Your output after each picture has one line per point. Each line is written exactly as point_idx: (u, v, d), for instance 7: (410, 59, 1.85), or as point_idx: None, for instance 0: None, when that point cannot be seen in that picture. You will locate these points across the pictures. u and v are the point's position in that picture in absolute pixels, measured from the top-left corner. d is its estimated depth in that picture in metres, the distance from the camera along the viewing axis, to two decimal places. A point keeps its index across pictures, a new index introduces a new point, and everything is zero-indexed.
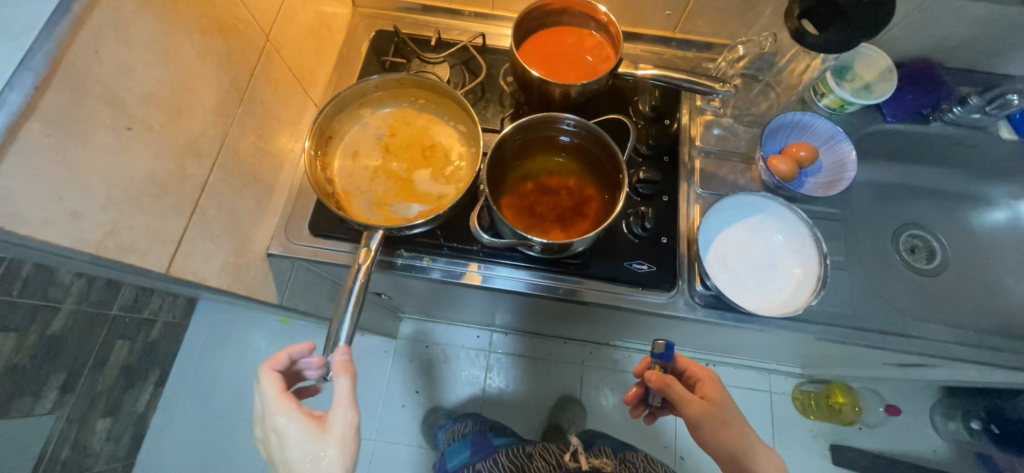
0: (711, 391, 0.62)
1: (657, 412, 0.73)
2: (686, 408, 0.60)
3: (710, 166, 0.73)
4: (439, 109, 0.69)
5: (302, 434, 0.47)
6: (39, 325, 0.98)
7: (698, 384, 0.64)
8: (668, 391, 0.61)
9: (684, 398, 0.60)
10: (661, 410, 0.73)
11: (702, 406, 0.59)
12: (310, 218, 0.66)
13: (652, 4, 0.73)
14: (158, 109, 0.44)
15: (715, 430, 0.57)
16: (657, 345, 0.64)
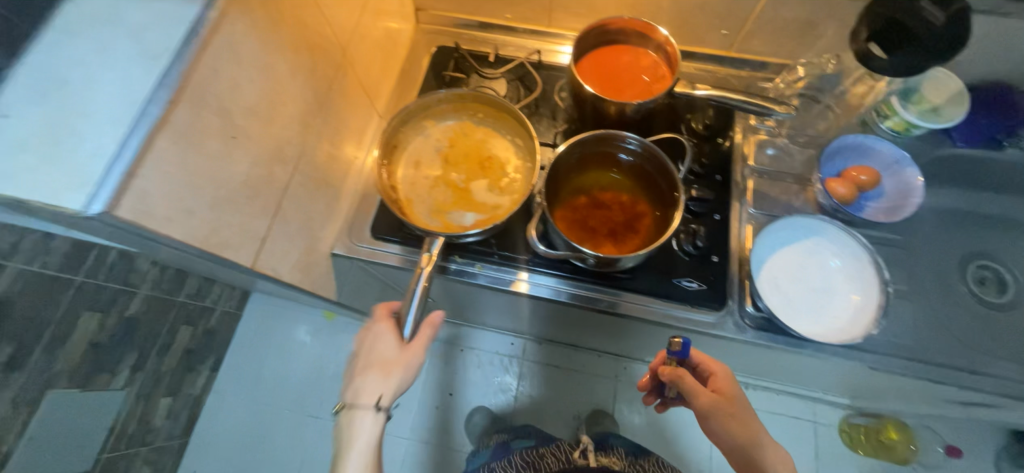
0: (724, 386, 0.60)
1: (669, 402, 0.73)
2: (696, 401, 0.59)
3: (763, 186, 0.73)
4: (496, 123, 0.72)
5: (388, 342, 0.55)
6: (119, 307, 1.08)
7: (711, 379, 0.62)
8: (679, 385, 0.60)
9: (695, 391, 0.59)
10: (674, 400, 0.73)
11: (712, 398, 0.58)
12: (372, 222, 0.70)
13: (709, 23, 0.73)
14: (257, 119, 0.49)
15: (725, 422, 0.57)
16: (671, 341, 0.61)
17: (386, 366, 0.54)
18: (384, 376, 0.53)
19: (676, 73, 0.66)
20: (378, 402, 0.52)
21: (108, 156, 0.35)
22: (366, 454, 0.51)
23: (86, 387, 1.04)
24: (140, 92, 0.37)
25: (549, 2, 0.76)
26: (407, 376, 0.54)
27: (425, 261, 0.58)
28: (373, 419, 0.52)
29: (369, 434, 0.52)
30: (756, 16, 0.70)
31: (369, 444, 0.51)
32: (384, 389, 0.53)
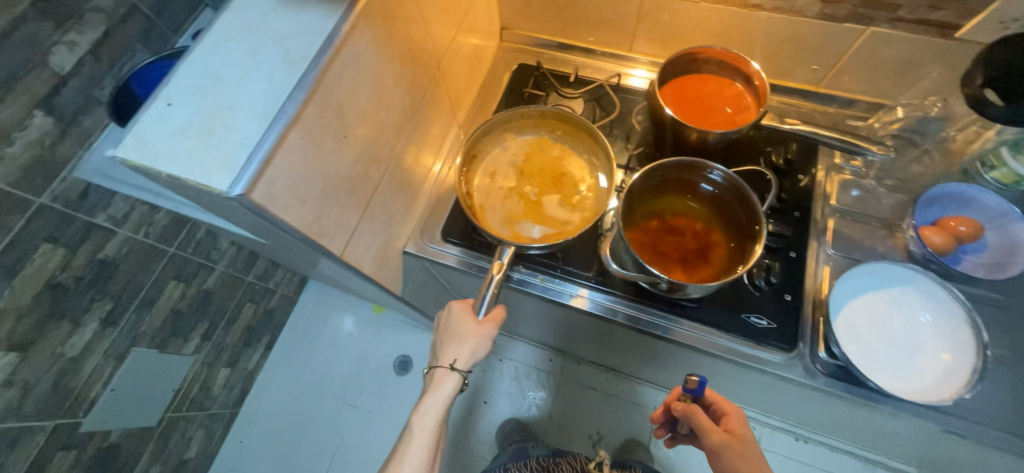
0: (737, 426, 0.57)
1: (680, 438, 0.70)
2: (705, 438, 0.55)
3: (844, 227, 0.70)
4: (573, 141, 0.74)
5: (465, 316, 0.60)
6: (200, 280, 1.16)
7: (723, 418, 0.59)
8: (690, 421, 0.57)
9: (705, 427, 0.56)
10: (686, 438, 0.70)
11: (723, 437, 0.54)
12: (444, 225, 0.74)
13: (799, 57, 0.72)
14: (364, 121, 0.53)
15: (734, 463, 0.52)
16: (687, 378, 0.60)
17: (462, 336, 0.59)
18: (460, 344, 0.59)
19: (763, 105, 0.66)
20: (454, 364, 0.59)
21: (251, 145, 0.40)
22: (440, 406, 0.60)
23: (163, 349, 1.12)
24: (281, 91, 0.42)
25: (633, 28, 0.78)
26: (481, 348, 0.59)
27: (495, 270, 0.60)
28: (449, 379, 0.59)
29: (445, 391, 0.59)
30: (853, 53, 0.68)
31: (444, 399, 0.59)
32: (459, 355, 0.58)
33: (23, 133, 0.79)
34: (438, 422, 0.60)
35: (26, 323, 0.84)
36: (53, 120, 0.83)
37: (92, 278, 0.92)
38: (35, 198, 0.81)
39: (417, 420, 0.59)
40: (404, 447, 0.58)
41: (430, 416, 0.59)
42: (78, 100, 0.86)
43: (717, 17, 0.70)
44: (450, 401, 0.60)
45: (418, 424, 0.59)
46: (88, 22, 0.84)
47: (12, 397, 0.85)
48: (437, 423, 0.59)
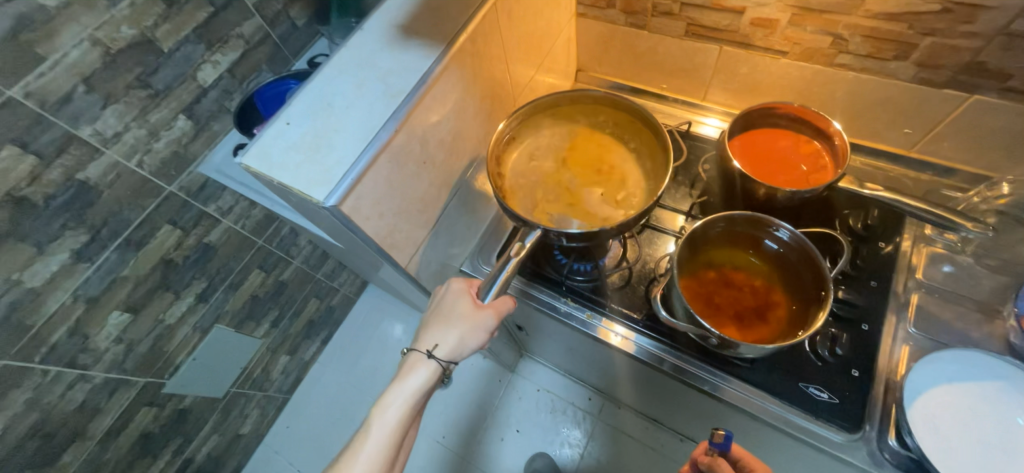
0: None
1: None
2: None
3: (930, 305, 0.64)
4: (623, 134, 0.71)
5: (464, 300, 0.57)
6: (278, 271, 1.30)
7: None
8: None
9: None
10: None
11: None
12: (500, 248, 0.76)
13: (889, 120, 0.69)
14: (443, 151, 0.59)
15: None
16: (714, 432, 0.57)
17: (453, 319, 0.56)
18: (447, 328, 0.56)
19: (841, 166, 0.63)
20: (434, 349, 0.55)
21: (346, 166, 0.47)
22: (408, 398, 0.56)
23: (239, 329, 1.26)
24: (379, 119, 0.49)
25: (709, 78, 0.79)
26: (470, 336, 0.55)
27: (515, 253, 0.57)
28: (426, 367, 0.56)
29: (420, 380, 0.56)
30: (952, 119, 0.63)
31: (418, 387, 0.56)
32: (442, 341, 0.55)
33: (168, 133, 0.95)
34: (403, 417, 0.56)
35: (140, 291, 0.99)
36: (191, 123, 0.98)
37: (195, 258, 1.07)
38: (166, 186, 0.97)
39: (378, 414, 0.55)
40: (360, 440, 0.55)
41: (393, 411, 0.55)
42: (213, 108, 1.02)
43: (800, 73, 0.69)
44: (422, 393, 0.56)
45: (379, 418, 0.55)
46: (231, 45, 1.00)
47: (117, 352, 1.00)
48: (399, 419, 0.55)
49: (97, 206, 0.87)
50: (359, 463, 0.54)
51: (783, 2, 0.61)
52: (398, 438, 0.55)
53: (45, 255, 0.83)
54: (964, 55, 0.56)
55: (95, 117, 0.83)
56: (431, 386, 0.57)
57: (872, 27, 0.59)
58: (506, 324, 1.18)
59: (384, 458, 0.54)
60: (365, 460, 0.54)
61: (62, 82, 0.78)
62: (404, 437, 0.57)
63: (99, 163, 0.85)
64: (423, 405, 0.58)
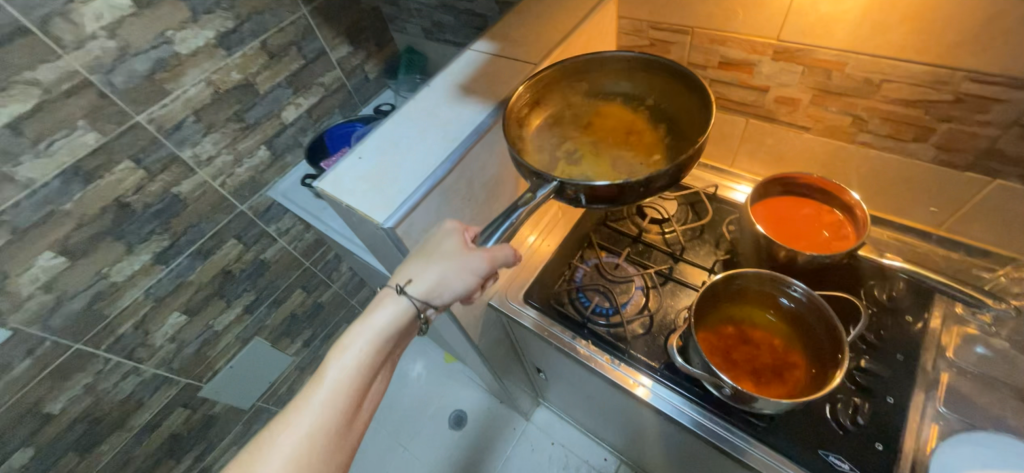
0: None
1: None
2: None
3: (962, 385, 0.62)
4: (661, 99, 0.64)
5: (454, 240, 0.54)
6: (317, 294, 1.39)
7: None
8: None
9: None
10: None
11: None
12: (528, 288, 0.83)
13: (913, 198, 0.71)
14: (485, 193, 0.67)
15: None
16: None
17: (439, 255, 0.53)
18: (428, 265, 0.52)
19: (862, 235, 0.66)
20: (409, 283, 0.51)
21: (404, 196, 0.55)
22: (372, 340, 0.51)
23: (275, 344, 1.34)
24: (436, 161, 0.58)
25: (736, 147, 0.85)
26: (453, 275, 0.52)
27: (527, 202, 0.52)
28: (396, 304, 0.52)
29: (390, 318, 0.51)
30: (977, 201, 0.65)
31: (386, 325, 0.51)
32: (419, 276, 0.52)
33: (250, 160, 1.09)
34: (365, 359, 0.50)
35: (199, 296, 1.10)
36: (270, 153, 1.13)
37: (250, 272, 1.18)
38: (239, 205, 1.10)
39: (336, 357, 0.50)
40: (313, 386, 0.49)
41: (354, 354, 0.50)
42: (289, 142, 1.16)
43: (823, 148, 0.74)
44: (388, 332, 0.51)
45: (337, 360, 0.50)
46: (313, 91, 1.16)
47: (169, 351, 1.10)
48: (360, 364, 0.50)
49: (180, 217, 1.00)
50: (310, 410, 0.47)
51: (804, 84, 0.68)
52: (359, 384, 0.50)
53: (132, 254, 0.94)
54: (982, 142, 0.59)
55: (197, 142, 0.97)
56: (403, 328, 0.52)
57: (890, 112, 0.63)
58: (526, 366, 1.20)
59: (343, 406, 0.49)
60: (319, 405, 0.48)
61: (177, 113, 0.92)
62: (368, 386, 0.51)
63: (191, 180, 0.99)
64: (390, 351, 0.53)
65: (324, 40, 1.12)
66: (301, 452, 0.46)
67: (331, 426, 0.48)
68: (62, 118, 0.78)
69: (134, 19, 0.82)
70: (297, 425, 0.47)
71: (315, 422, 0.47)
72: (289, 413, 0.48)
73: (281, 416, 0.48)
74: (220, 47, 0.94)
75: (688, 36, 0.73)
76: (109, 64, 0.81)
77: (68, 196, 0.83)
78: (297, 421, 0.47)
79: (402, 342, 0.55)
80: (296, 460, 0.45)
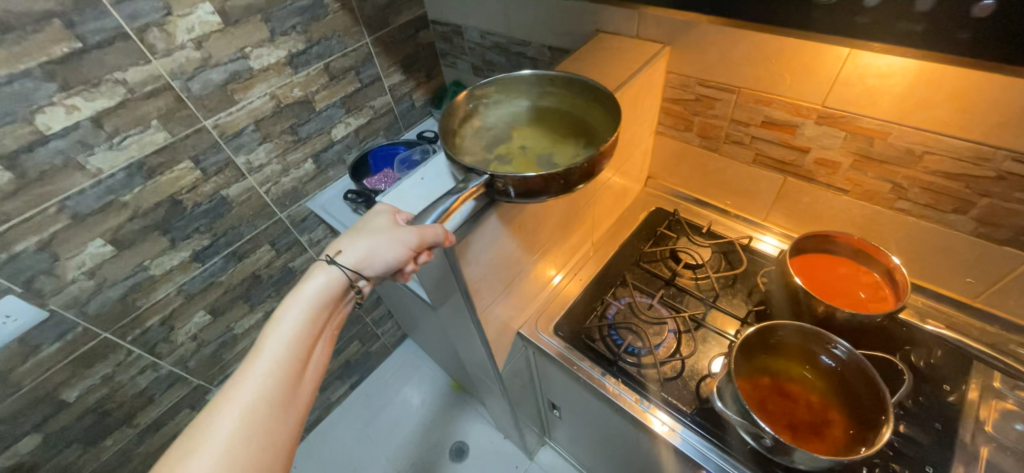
0: None
1: None
2: None
3: (1005, 463, 0.60)
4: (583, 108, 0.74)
5: (386, 220, 0.58)
6: None
7: None
8: None
9: None
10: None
11: None
12: (558, 320, 0.85)
13: (950, 268, 0.72)
14: (531, 219, 0.71)
15: None
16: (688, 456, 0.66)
17: (367, 230, 0.57)
18: (358, 239, 0.56)
19: (901, 300, 0.67)
20: (336, 255, 0.56)
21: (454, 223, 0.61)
22: (304, 310, 0.54)
23: None
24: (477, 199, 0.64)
25: (769, 203, 0.88)
26: (377, 246, 0.55)
27: (460, 190, 0.57)
28: (326, 273, 0.55)
29: (320, 288, 0.55)
30: (1014, 275, 0.66)
31: (321, 294, 0.55)
32: (347, 248, 0.56)
33: (296, 171, 1.13)
34: (301, 328, 0.53)
35: (226, 297, 1.12)
36: (315, 167, 1.17)
37: (277, 278, 1.21)
38: (279, 212, 1.14)
39: (271, 331, 0.53)
40: (249, 364, 0.50)
41: (289, 326, 0.53)
42: (334, 159, 1.21)
43: (860, 211, 0.76)
44: (320, 298, 0.55)
45: (274, 333, 0.53)
46: (363, 112, 1.22)
47: (188, 349, 1.10)
48: (295, 334, 0.53)
49: (224, 218, 1.03)
50: (248, 385, 0.49)
51: (844, 148, 0.71)
52: (297, 353, 0.52)
53: (173, 249, 0.97)
54: (1020, 219, 0.61)
55: (252, 150, 1.02)
56: (334, 298, 0.56)
57: (930, 182, 0.66)
58: (540, 401, 1.19)
59: (283, 376, 0.51)
60: (258, 378, 0.49)
61: (240, 121, 0.97)
62: (307, 357, 0.53)
63: (240, 184, 1.03)
64: (327, 320, 0.56)
65: (380, 67, 1.19)
66: (244, 425, 0.47)
67: (274, 395, 0.49)
68: (139, 116, 0.83)
69: (220, 35, 0.88)
70: (237, 400, 0.48)
71: (256, 393, 0.49)
72: (224, 391, 0.48)
73: (218, 396, 0.48)
74: (289, 65, 1.01)
75: (733, 94, 0.77)
76: (190, 71, 0.87)
77: (129, 188, 0.86)
78: (234, 397, 0.48)
79: (340, 314, 0.58)
80: (240, 433, 0.46)
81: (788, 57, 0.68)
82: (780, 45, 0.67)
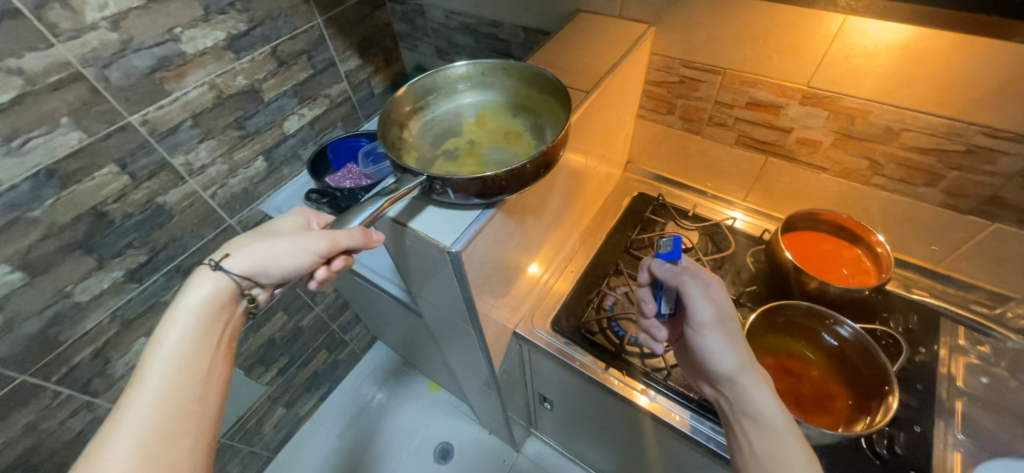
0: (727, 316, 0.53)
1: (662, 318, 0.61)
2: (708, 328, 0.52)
3: (978, 414, 0.66)
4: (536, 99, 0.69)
5: (299, 223, 0.55)
6: (298, 317, 1.32)
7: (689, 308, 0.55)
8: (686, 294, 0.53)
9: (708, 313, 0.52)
10: (692, 325, 0.53)
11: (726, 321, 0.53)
12: (554, 315, 0.83)
13: (918, 237, 0.77)
14: (528, 214, 0.67)
15: (728, 336, 0.52)
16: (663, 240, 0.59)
17: (274, 234, 0.53)
18: (259, 242, 0.52)
19: (883, 272, 0.71)
20: (228, 259, 0.51)
21: (457, 234, 0.55)
22: (190, 324, 0.49)
23: (247, 372, 1.24)
24: (413, 197, 0.60)
25: (751, 183, 0.90)
26: (280, 251, 0.51)
27: (390, 192, 0.52)
28: (212, 281, 0.50)
29: (206, 298, 0.50)
30: (976, 242, 0.71)
31: (211, 303, 0.50)
32: (244, 251, 0.51)
33: (245, 171, 1.00)
34: (189, 343, 0.48)
35: None
36: (267, 165, 1.05)
37: None
38: (228, 218, 1.01)
39: (152, 354, 0.47)
40: (129, 394, 0.44)
41: (172, 345, 0.47)
42: (288, 155, 1.09)
43: (836, 188, 0.80)
44: (209, 307, 0.50)
45: (156, 356, 0.47)
46: (318, 102, 1.10)
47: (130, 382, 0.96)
48: (181, 352, 0.47)
49: (163, 229, 0.89)
50: (133, 417, 0.43)
51: (826, 127, 0.73)
52: (190, 372, 0.47)
53: (101, 270, 0.82)
54: (986, 189, 0.65)
55: (191, 149, 0.88)
56: (223, 305, 0.51)
57: (906, 158, 0.69)
58: (529, 395, 1.17)
59: (178, 401, 0.45)
60: (145, 406, 0.44)
61: (174, 116, 0.84)
62: (205, 376, 0.48)
63: (179, 189, 0.89)
64: (223, 328, 0.51)
65: (334, 51, 1.08)
66: (139, 459, 0.41)
67: (169, 419, 0.44)
68: (43, 113, 0.68)
69: (142, 13, 0.74)
70: (124, 438, 0.42)
71: (145, 422, 0.43)
72: (104, 430, 0.42)
73: (97, 437, 0.42)
74: (230, 50, 0.88)
75: (718, 75, 0.77)
76: (106, 57, 0.72)
77: (37, 202, 0.71)
78: (119, 432, 0.42)
79: (235, 324, 0.53)
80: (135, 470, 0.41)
81: (776, 37, 0.67)
82: (769, 25, 0.66)
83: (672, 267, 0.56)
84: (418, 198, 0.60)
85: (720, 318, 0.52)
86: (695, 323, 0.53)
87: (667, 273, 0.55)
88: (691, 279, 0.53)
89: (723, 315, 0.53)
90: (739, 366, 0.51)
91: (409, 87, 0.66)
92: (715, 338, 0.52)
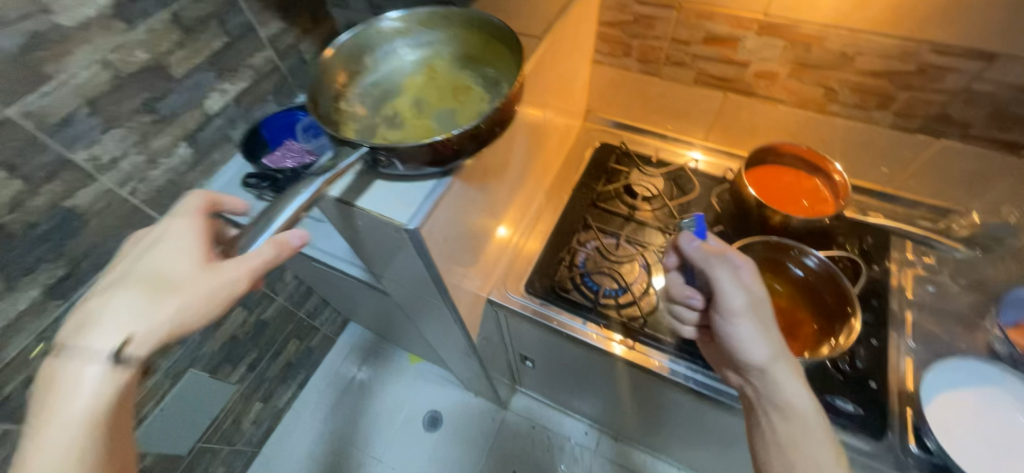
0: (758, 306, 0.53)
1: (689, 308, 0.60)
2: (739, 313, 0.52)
3: (925, 321, 0.71)
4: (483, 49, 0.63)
5: (190, 254, 0.46)
6: (259, 310, 1.24)
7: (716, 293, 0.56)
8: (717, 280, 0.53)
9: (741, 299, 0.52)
10: (722, 312, 0.53)
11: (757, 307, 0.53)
12: (527, 278, 0.81)
13: (871, 161, 0.79)
14: (489, 177, 0.63)
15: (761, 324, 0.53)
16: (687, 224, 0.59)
17: (166, 281, 0.44)
18: (153, 298, 0.44)
19: (841, 199, 0.73)
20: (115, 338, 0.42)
21: (414, 208, 0.51)
22: (76, 427, 0.41)
23: (214, 374, 1.17)
24: (359, 170, 0.55)
25: (712, 120, 0.88)
26: (190, 304, 0.44)
27: (327, 170, 0.47)
28: (96, 372, 0.41)
29: (92, 392, 0.41)
30: (922, 161, 0.74)
31: (100, 396, 0.42)
32: (134, 318, 0.43)
33: (167, 160, 0.89)
34: (77, 448, 0.40)
35: None
36: (192, 151, 0.94)
37: None
38: (157, 215, 0.91)
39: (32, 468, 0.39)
40: None
41: (58, 456, 0.40)
42: (216, 137, 0.97)
43: (794, 118, 0.79)
44: (99, 401, 0.42)
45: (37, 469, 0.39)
46: (241, 75, 0.97)
47: None
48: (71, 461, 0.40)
49: (80, 237, 0.79)
50: None
51: (783, 58, 0.71)
52: None
53: (14, 291, 0.72)
54: (933, 108, 0.66)
55: (94, 141, 0.77)
56: (122, 399, 0.43)
57: (859, 82, 0.69)
58: (511, 356, 1.18)
59: None
60: None
61: (65, 103, 0.71)
62: None
63: (90, 189, 0.78)
64: (120, 415, 0.43)
65: (250, 13, 0.94)
66: None
67: None
68: None
69: None
70: None
71: None
72: None
73: None
74: (119, 18, 0.75)
75: (673, 10, 0.73)
76: None
77: None
78: None
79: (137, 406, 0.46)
80: None
81: None
82: None
83: (701, 248, 0.56)
84: (364, 173, 0.55)
85: (751, 305, 0.53)
86: (725, 309, 0.53)
87: (696, 254, 0.56)
88: (720, 263, 0.54)
89: (754, 301, 0.53)
90: (771, 356, 0.52)
91: (338, 45, 0.58)
92: (745, 326, 0.52)
